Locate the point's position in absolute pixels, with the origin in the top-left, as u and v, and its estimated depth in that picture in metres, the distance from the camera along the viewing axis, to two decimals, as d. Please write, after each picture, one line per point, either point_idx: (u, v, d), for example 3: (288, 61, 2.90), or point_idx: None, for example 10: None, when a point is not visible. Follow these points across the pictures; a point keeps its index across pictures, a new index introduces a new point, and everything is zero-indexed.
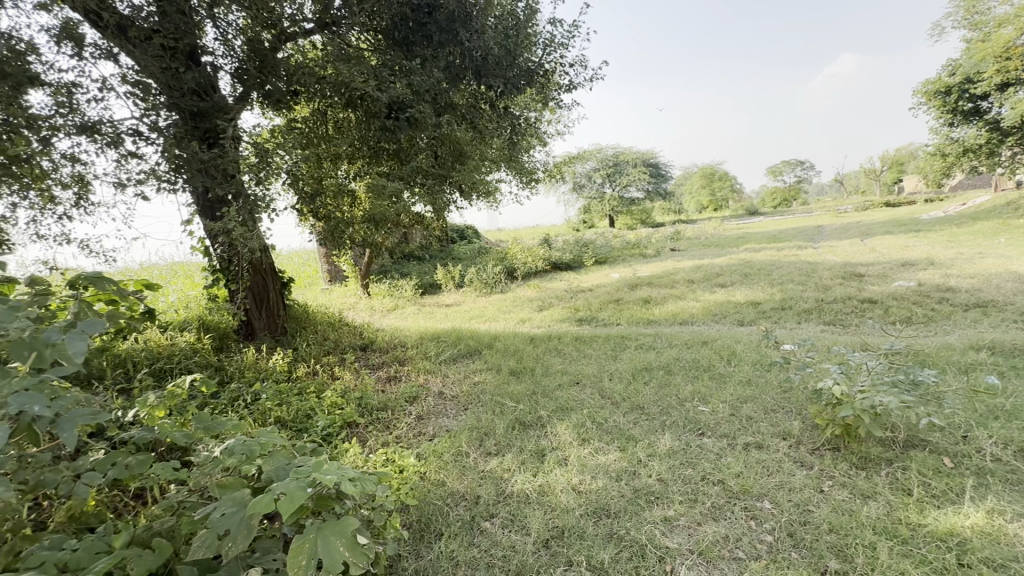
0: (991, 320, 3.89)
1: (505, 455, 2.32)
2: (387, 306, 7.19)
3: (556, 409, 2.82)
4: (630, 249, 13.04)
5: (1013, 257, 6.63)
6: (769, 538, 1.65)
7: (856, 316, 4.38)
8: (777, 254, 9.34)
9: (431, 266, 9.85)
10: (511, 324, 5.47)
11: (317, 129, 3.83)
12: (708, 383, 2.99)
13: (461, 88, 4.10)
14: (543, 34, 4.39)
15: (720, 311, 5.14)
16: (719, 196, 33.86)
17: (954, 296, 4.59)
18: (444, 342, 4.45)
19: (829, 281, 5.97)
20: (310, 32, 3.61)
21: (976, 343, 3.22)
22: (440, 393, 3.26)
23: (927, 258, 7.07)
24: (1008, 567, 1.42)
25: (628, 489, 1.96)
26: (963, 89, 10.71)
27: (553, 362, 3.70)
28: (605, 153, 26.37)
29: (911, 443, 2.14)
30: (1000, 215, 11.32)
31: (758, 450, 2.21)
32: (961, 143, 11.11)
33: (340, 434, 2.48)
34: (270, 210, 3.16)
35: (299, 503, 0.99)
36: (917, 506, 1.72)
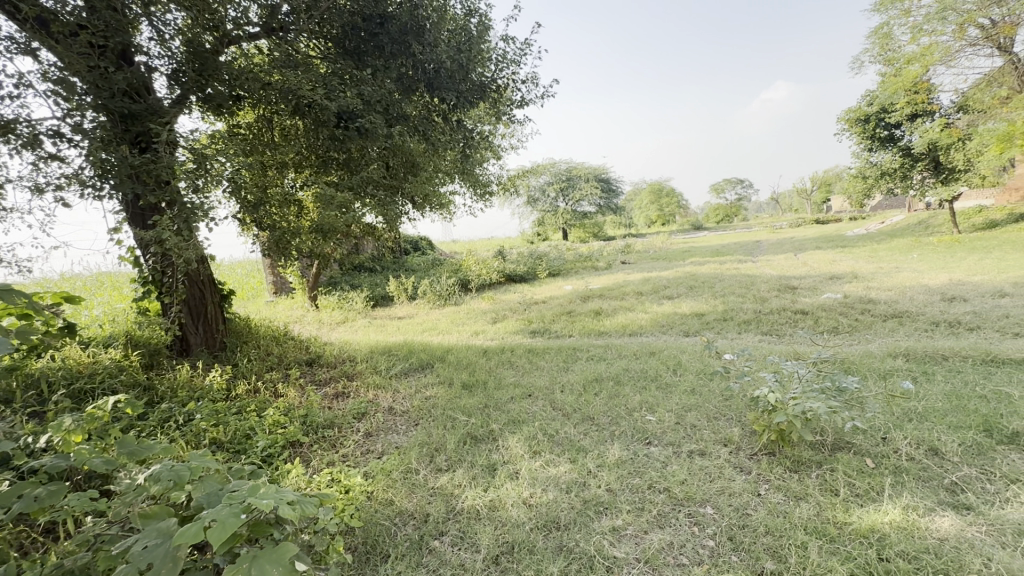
0: (906, 329, 4.24)
1: (456, 471, 2.28)
2: (336, 319, 6.97)
3: (508, 422, 2.81)
4: (582, 262, 13.33)
5: (924, 271, 7.30)
6: (710, 543, 1.71)
7: (790, 326, 4.67)
8: (719, 268, 9.82)
9: (383, 278, 9.67)
10: (465, 336, 5.44)
11: (263, 135, 3.72)
12: (654, 393, 3.08)
13: (414, 100, 4.08)
14: (496, 50, 4.48)
15: (667, 322, 5.33)
16: (666, 211, 35.26)
17: (874, 307, 4.98)
18: (395, 356, 4.35)
19: (766, 293, 6.33)
20: (255, 36, 3.50)
21: (892, 351, 3.50)
22: (390, 408, 3.19)
23: (851, 272, 7.66)
24: (920, 559, 1.54)
25: (578, 501, 1.98)
26: (880, 118, 11.79)
27: (506, 374, 3.70)
28: (558, 167, 26.94)
29: (837, 446, 2.29)
30: (913, 234, 12.43)
31: (701, 458, 2.29)
32: (879, 167, 12.18)
33: (282, 455, 2.36)
34: (209, 219, 3.00)
35: (231, 531, 0.93)
36: (844, 505, 1.83)
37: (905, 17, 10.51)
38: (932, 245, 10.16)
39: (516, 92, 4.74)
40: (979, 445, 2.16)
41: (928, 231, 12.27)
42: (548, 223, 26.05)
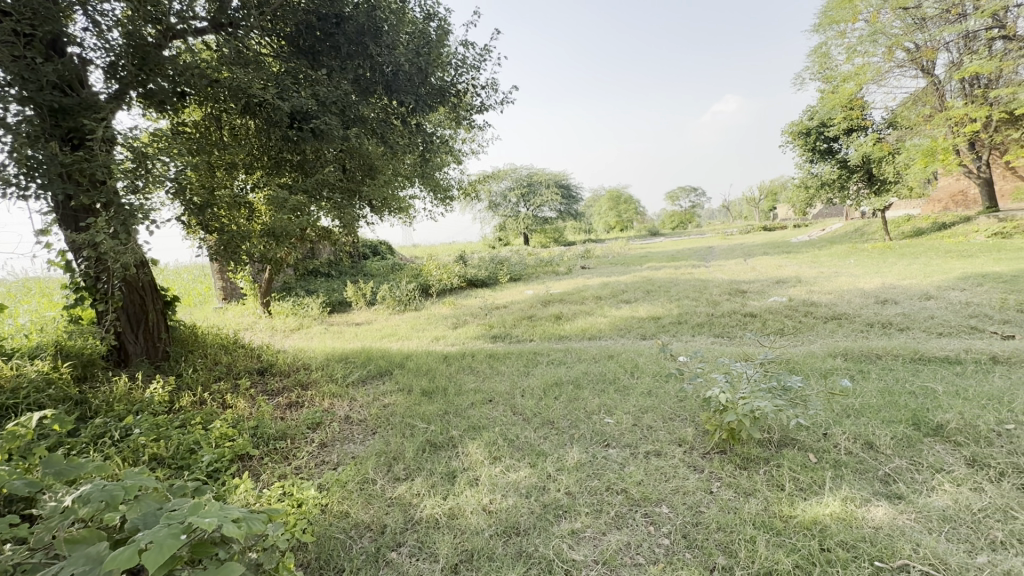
0: (844, 330, 4.51)
1: (414, 480, 2.24)
2: (290, 325, 6.73)
3: (468, 429, 2.79)
4: (543, 267, 13.46)
5: (860, 276, 7.79)
6: (665, 542, 1.75)
7: (739, 328, 4.87)
8: (674, 273, 10.14)
9: (341, 283, 9.42)
10: (425, 342, 5.37)
11: (211, 135, 3.58)
12: (612, 396, 3.14)
13: (372, 102, 3.99)
14: (455, 55, 4.48)
15: (625, 325, 5.45)
16: (625, 217, 36.14)
17: (816, 310, 5.27)
18: (352, 363, 4.24)
19: (718, 297, 6.59)
20: (202, 31, 3.36)
21: (832, 351, 3.71)
22: (346, 417, 3.10)
23: (796, 277, 8.09)
24: (857, 547, 1.63)
25: (537, 505, 1.99)
26: (819, 132, 12.42)
27: (466, 380, 3.67)
28: (519, 173, 27.15)
29: (783, 442, 2.41)
30: (850, 240, 13.26)
31: (657, 458, 2.34)
32: (820, 177, 12.79)
33: (229, 470, 2.25)
34: (150, 221, 2.84)
35: (170, 552, 0.88)
36: (789, 499, 1.92)
37: (841, 38, 11.25)
38: (867, 251, 10.87)
39: (475, 97, 4.75)
40: (909, 437, 2.31)
41: (863, 238, 13.14)
42: (509, 227, 26.18)
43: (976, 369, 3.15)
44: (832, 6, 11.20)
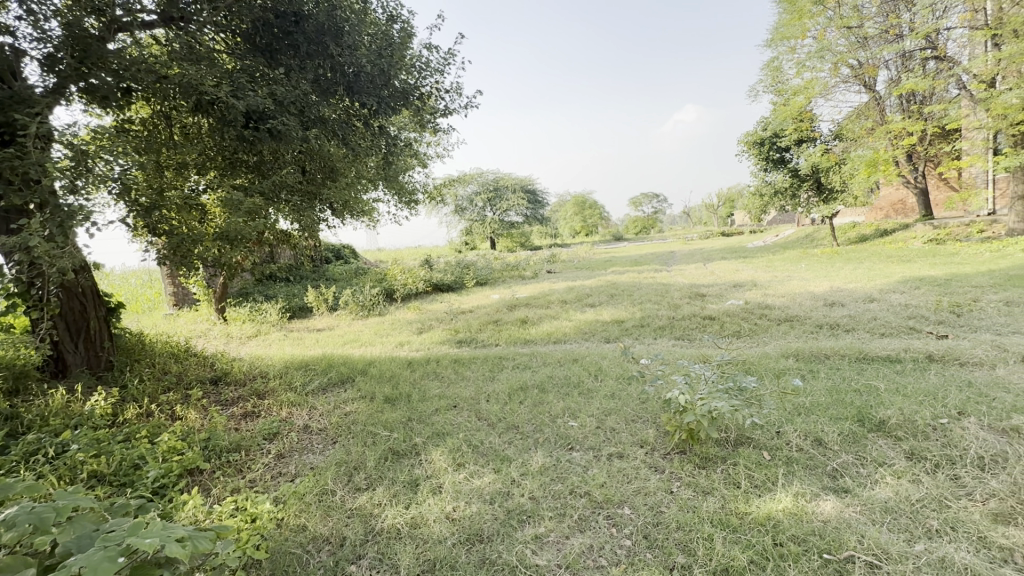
0: (796, 332, 4.72)
1: (375, 490, 2.19)
2: (246, 332, 6.48)
3: (432, 435, 2.75)
4: (509, 271, 13.49)
5: (811, 279, 8.17)
6: (627, 543, 1.77)
7: (698, 331, 5.02)
8: (637, 277, 10.37)
9: (301, 288, 9.15)
10: (388, 348, 5.27)
11: (160, 133, 3.42)
12: (576, 399, 3.16)
13: (333, 103, 3.91)
14: (418, 58, 4.46)
15: (589, 329, 5.52)
16: (590, 222, 36.72)
17: (771, 312, 5.50)
18: (312, 370, 4.12)
19: (679, 300, 6.78)
20: (151, 25, 3.20)
21: (785, 352, 3.87)
22: (305, 427, 3.00)
23: (752, 280, 8.40)
24: (808, 541, 1.69)
25: (501, 511, 1.98)
26: (772, 142, 12.87)
27: (431, 386, 3.63)
28: (486, 177, 27.17)
29: (739, 441, 2.49)
30: (802, 246, 13.91)
31: (619, 460, 2.38)
32: (773, 186, 13.19)
33: (177, 485, 2.13)
34: (90, 223, 2.67)
35: (105, 574, 0.82)
36: (745, 497, 1.98)
37: (792, 53, 11.82)
38: (816, 256, 11.41)
39: (439, 101, 4.74)
40: (854, 433, 2.44)
41: (813, 243, 13.80)
42: (475, 232, 26.16)
43: (914, 367, 3.35)
44: (784, 22, 11.76)
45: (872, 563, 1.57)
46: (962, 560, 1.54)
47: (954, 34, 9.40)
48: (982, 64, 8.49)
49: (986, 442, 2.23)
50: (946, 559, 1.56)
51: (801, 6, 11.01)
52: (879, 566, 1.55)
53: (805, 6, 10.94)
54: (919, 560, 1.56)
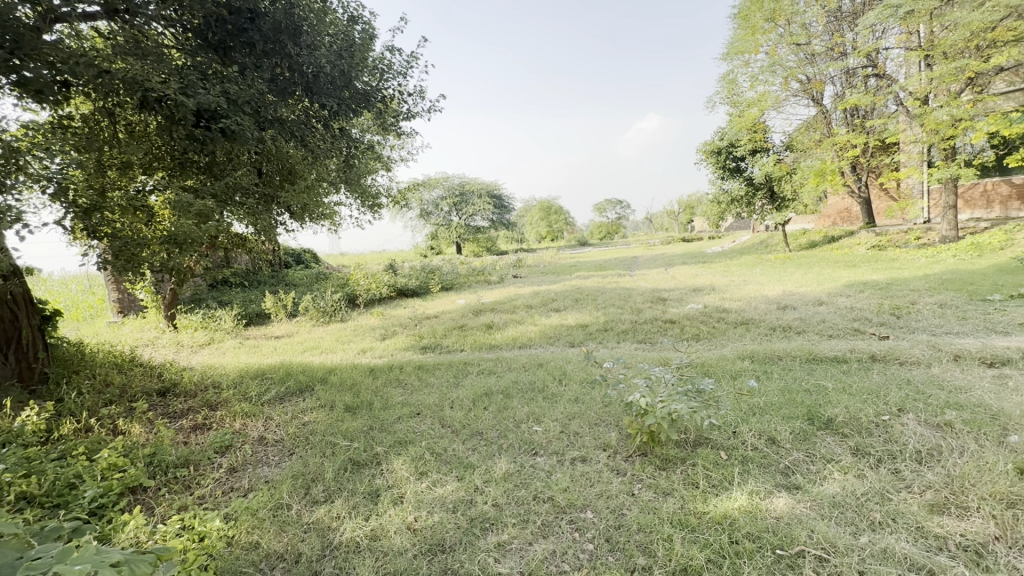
0: (751, 334, 4.90)
1: (334, 502, 2.13)
2: (198, 340, 6.18)
3: (394, 444, 2.70)
4: (475, 276, 13.46)
5: (765, 284, 8.52)
6: (590, 546, 1.78)
7: (659, 334, 5.15)
8: (601, 281, 10.55)
9: (259, 294, 8.83)
10: (350, 355, 5.14)
11: (102, 131, 3.23)
12: (540, 404, 3.17)
13: (290, 103, 3.82)
14: (380, 60, 4.41)
15: (554, 333, 5.57)
16: (555, 228, 37.13)
17: (728, 315, 5.69)
18: (269, 380, 3.97)
19: (641, 304, 6.93)
20: (92, 16, 3.04)
21: (741, 354, 4.01)
22: (260, 439, 2.89)
23: (710, 285, 8.68)
24: (762, 537, 1.75)
25: (464, 519, 1.95)
26: (729, 151, 13.14)
27: (394, 393, 3.56)
28: (451, 181, 27.09)
29: (698, 442, 2.55)
30: (757, 251, 14.48)
31: (582, 464, 2.39)
32: (731, 194, 13.47)
33: (118, 505, 2.00)
34: (22, 225, 2.49)
35: None
36: (702, 496, 2.04)
37: (746, 67, 12.35)
38: (770, 262, 11.90)
39: (402, 104, 4.70)
40: (804, 432, 2.54)
41: (767, 249, 14.40)
42: (441, 236, 26.02)
43: (859, 367, 3.53)
44: (738, 37, 12.30)
45: (821, 556, 1.64)
46: (902, 550, 1.63)
47: (892, 54, 10.20)
48: (917, 82, 9.11)
49: (923, 437, 2.37)
50: (888, 550, 1.65)
51: (753, 22, 11.55)
52: (827, 559, 1.62)
53: (757, 22, 11.48)
54: (864, 552, 1.64)
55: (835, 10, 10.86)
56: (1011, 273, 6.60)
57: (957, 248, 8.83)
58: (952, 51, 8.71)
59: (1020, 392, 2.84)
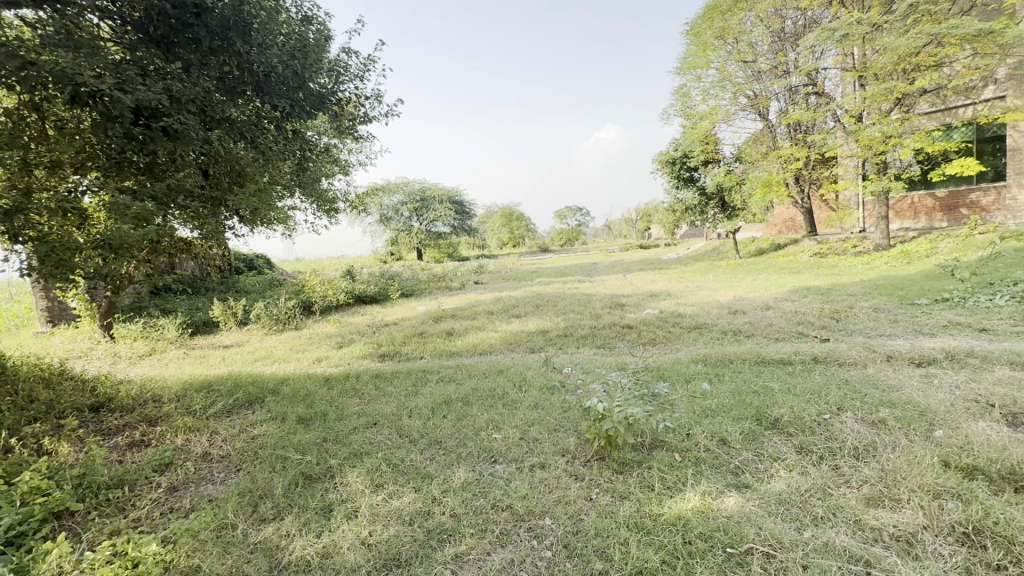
0: (704, 338, 5.08)
1: (283, 519, 2.03)
2: (137, 351, 5.81)
3: (349, 456, 2.62)
4: (436, 282, 13.33)
5: (718, 289, 8.85)
6: (548, 554, 1.78)
7: (617, 339, 5.25)
8: (562, 287, 10.69)
9: (206, 301, 8.41)
10: (304, 364, 4.97)
11: (27, 126, 3.00)
12: (500, 411, 3.17)
13: (240, 104, 3.68)
14: (336, 62, 4.32)
15: (514, 339, 5.58)
16: (517, 234, 37.35)
17: (682, 320, 5.88)
18: (215, 392, 3.77)
19: (600, 310, 7.06)
20: (17, 4, 2.84)
21: (695, 358, 4.14)
22: (204, 455, 2.74)
23: (666, 291, 8.95)
24: (713, 537, 1.80)
25: (420, 531, 1.91)
26: (683, 162, 13.52)
27: (349, 403, 3.46)
28: (412, 186, 26.79)
29: (654, 444, 2.61)
30: (710, 258, 15.05)
31: (541, 470, 2.40)
32: (684, 203, 13.85)
33: (40, 532, 1.84)
34: None
35: None
36: (658, 498, 2.08)
37: (698, 81, 12.88)
38: (722, 268, 12.39)
39: (358, 107, 4.61)
40: (753, 432, 2.64)
41: (719, 256, 14.99)
42: (401, 242, 25.68)
43: (802, 368, 3.72)
44: (691, 53, 12.84)
45: (768, 552, 1.70)
46: (841, 543, 1.71)
47: (829, 74, 10.93)
48: (852, 100, 9.72)
49: (860, 434, 2.52)
50: (829, 544, 1.73)
51: (705, 39, 12.11)
52: (774, 555, 1.68)
53: (708, 39, 12.07)
54: (807, 546, 1.71)
55: (779, 31, 11.66)
56: (936, 279, 7.14)
57: (889, 255, 9.48)
58: (882, 73, 9.38)
59: (945, 389, 3.06)
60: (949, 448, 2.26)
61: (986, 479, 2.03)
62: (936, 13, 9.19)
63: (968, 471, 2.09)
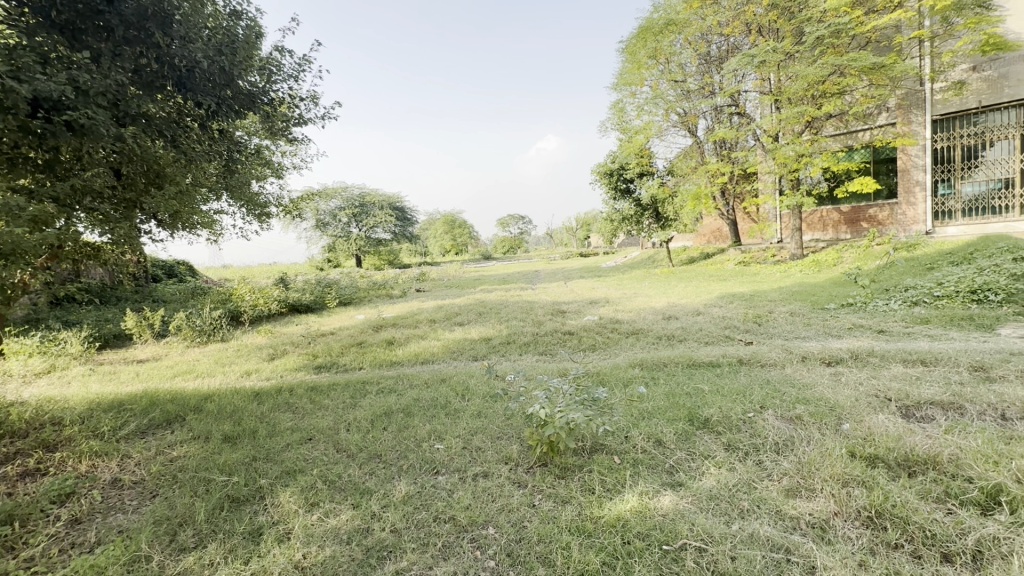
0: (640, 343, 5.29)
1: (207, 547, 1.89)
2: (33, 368, 5.19)
3: (281, 474, 2.48)
4: (376, 290, 12.98)
5: (653, 296, 9.25)
6: (491, 563, 1.77)
7: (559, 346, 5.35)
8: (504, 295, 10.77)
9: (118, 312, 7.68)
10: (232, 378, 4.65)
11: None
12: (443, 421, 3.12)
13: (159, 100, 3.43)
14: (268, 61, 4.13)
15: (457, 347, 5.53)
16: (459, 241, 37.12)
17: (621, 326, 6.08)
18: (127, 412, 3.44)
19: (542, 317, 7.17)
20: None
21: (633, 362, 4.30)
22: (114, 481, 2.49)
23: (606, 297, 9.25)
24: (650, 535, 1.87)
25: (359, 550, 1.84)
26: (620, 173, 14.01)
27: (282, 419, 3.27)
28: (351, 192, 26.07)
29: (594, 448, 2.68)
30: (646, 266, 15.70)
31: (484, 479, 2.38)
32: (622, 213, 14.26)
33: None
34: None
35: None
36: (598, 501, 2.13)
37: (633, 97, 13.44)
38: (657, 276, 12.96)
39: (291, 108, 4.43)
40: (686, 432, 2.78)
41: (654, 264, 15.70)
42: (339, 249, 24.78)
43: (729, 370, 3.97)
44: (626, 70, 13.39)
45: (700, 547, 1.78)
46: (765, 533, 1.83)
47: (750, 97, 11.83)
48: (769, 122, 10.54)
49: (780, 430, 2.72)
50: (754, 535, 1.84)
51: (639, 58, 12.69)
52: (705, 549, 1.77)
53: (642, 58, 12.62)
54: (735, 538, 1.82)
55: (705, 54, 12.50)
56: (843, 286, 7.88)
57: (803, 264, 10.34)
58: (794, 98, 10.26)
59: (851, 386, 3.37)
60: (855, 439, 2.50)
61: (885, 465, 2.26)
62: (839, 46, 10.22)
63: (870, 460, 2.32)
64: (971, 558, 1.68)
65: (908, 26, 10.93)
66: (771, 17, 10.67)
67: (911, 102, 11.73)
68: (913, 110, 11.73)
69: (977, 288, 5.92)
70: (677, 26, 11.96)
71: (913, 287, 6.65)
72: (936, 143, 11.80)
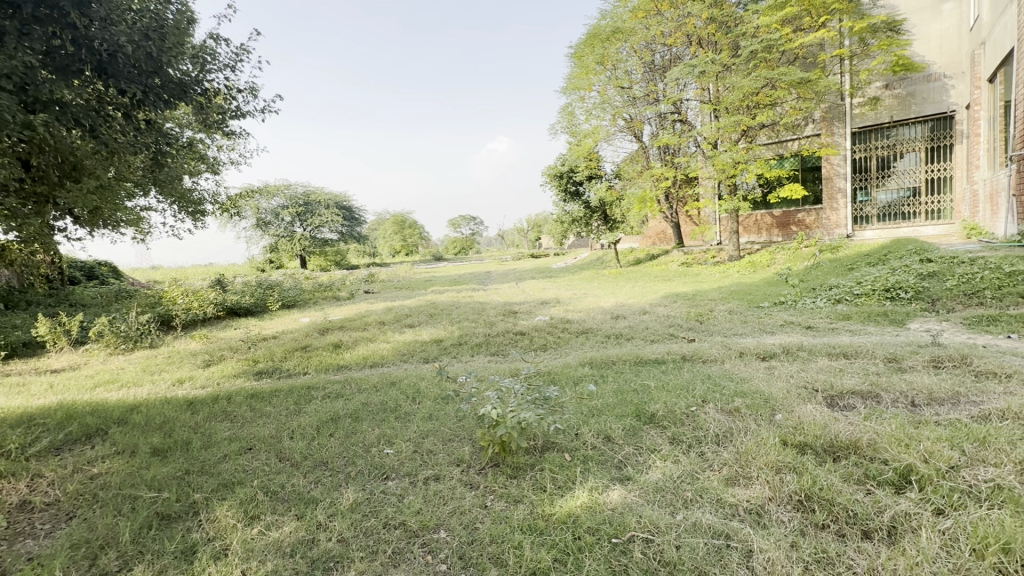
0: (590, 342, 5.42)
1: (132, 570, 1.75)
2: None
3: (217, 487, 2.34)
4: (322, 291, 12.53)
5: (601, 295, 9.51)
6: (442, 567, 1.75)
7: (510, 346, 5.38)
8: (455, 296, 10.73)
9: (28, 318, 6.98)
10: (161, 388, 4.32)
11: None
12: (393, 425, 3.05)
13: (76, 86, 3.15)
14: (201, 49, 3.89)
15: (408, 349, 5.44)
16: (410, 241, 36.48)
17: (571, 326, 6.19)
18: (39, 427, 3.13)
19: (494, 318, 7.16)
20: None
21: (582, 361, 4.39)
22: (21, 505, 2.26)
23: (556, 297, 9.41)
24: (600, 530, 1.91)
25: (302, 562, 1.77)
26: (570, 175, 14.22)
27: (218, 429, 3.07)
28: (295, 190, 25.02)
29: (545, 446, 2.71)
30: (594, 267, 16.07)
31: (435, 483, 2.35)
32: (572, 215, 14.51)
33: None
34: None
35: None
36: (549, 499, 2.15)
37: (582, 101, 13.69)
38: (606, 276, 13.31)
39: (226, 99, 4.19)
40: (634, 427, 2.87)
41: (602, 265, 16.13)
42: (282, 249, 23.74)
43: (673, 366, 4.14)
44: (575, 75, 13.63)
45: (647, 538, 1.84)
46: (707, 521, 1.92)
47: (692, 105, 12.33)
48: (709, 129, 11.05)
49: (721, 422, 2.85)
50: (697, 523, 1.92)
51: (587, 63, 12.98)
52: (652, 540, 1.83)
53: (590, 64, 12.88)
54: (679, 528, 1.89)
55: (650, 63, 12.87)
56: (775, 285, 8.41)
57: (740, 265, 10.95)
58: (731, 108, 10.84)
59: (783, 379, 3.60)
60: (787, 428, 2.67)
61: (814, 452, 2.43)
62: (770, 60, 10.89)
63: (800, 447, 2.49)
64: (886, 532, 1.83)
65: (830, 45, 11.82)
66: (710, 30, 11.23)
67: (833, 115, 12.66)
68: (836, 123, 12.63)
69: (890, 287, 6.47)
70: (623, 34, 12.33)
71: (836, 286, 7.19)
72: (856, 153, 12.82)
